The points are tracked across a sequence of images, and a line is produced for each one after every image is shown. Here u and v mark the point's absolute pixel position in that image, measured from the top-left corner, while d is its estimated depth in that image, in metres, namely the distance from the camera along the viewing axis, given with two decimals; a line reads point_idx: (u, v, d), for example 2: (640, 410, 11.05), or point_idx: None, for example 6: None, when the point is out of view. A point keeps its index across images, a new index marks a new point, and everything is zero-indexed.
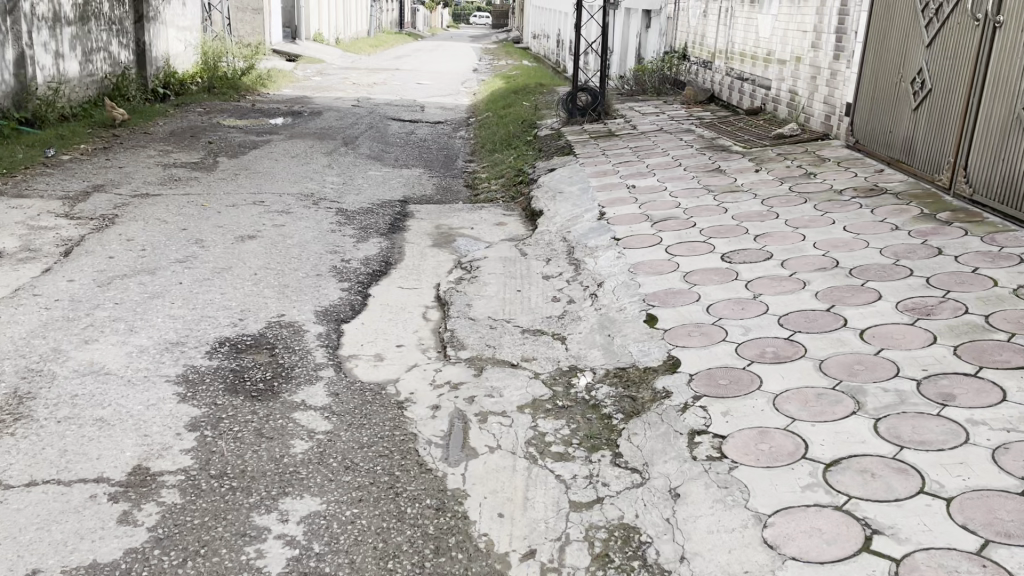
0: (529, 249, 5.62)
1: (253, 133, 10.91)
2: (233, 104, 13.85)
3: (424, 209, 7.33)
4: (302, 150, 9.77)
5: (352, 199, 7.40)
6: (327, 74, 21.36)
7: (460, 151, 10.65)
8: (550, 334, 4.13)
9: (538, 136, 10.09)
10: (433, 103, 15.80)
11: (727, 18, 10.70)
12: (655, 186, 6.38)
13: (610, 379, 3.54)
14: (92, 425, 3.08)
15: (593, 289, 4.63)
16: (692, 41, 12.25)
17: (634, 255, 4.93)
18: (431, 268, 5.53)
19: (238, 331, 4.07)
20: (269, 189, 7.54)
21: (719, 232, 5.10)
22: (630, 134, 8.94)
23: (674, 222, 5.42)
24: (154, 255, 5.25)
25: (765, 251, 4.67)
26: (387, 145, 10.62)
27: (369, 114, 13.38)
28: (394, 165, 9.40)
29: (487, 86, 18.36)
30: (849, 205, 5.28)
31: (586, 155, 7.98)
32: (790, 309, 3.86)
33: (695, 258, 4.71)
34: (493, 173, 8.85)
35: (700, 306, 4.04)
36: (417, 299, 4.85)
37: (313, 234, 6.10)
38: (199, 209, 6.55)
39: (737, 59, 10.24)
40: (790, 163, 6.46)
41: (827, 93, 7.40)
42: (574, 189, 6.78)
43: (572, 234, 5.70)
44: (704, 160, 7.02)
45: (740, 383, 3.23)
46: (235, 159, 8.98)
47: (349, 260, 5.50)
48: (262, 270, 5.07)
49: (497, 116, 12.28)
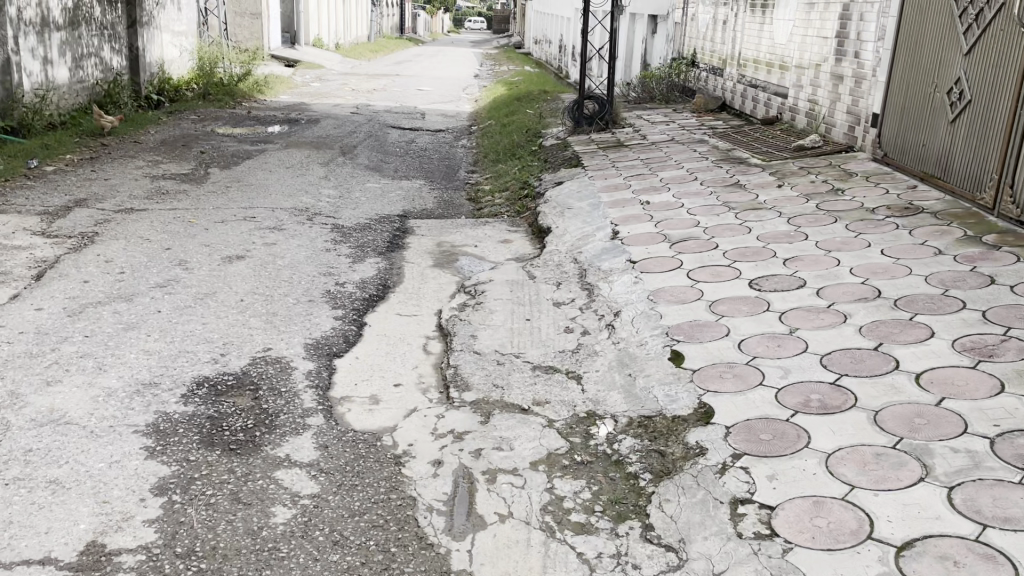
0: (537, 271, 5.23)
1: (247, 142, 10.54)
2: (228, 111, 13.49)
3: (424, 224, 6.94)
4: (299, 160, 9.39)
5: (348, 214, 7.01)
6: (326, 80, 21.02)
7: (462, 161, 10.28)
8: (564, 372, 3.74)
9: (544, 146, 9.72)
10: (434, 110, 15.43)
11: (739, 25, 10.33)
12: (670, 203, 6.00)
13: (633, 429, 3.15)
14: (43, 489, 2.68)
15: (609, 318, 4.24)
16: (702, 48, 11.90)
17: (653, 280, 4.54)
18: (432, 291, 5.15)
19: (219, 369, 3.68)
20: (262, 203, 7.16)
21: (744, 255, 4.71)
22: (640, 144, 8.57)
23: (694, 243, 5.03)
24: (133, 278, 4.87)
25: (797, 278, 4.28)
26: (386, 154, 10.24)
27: (368, 121, 13.00)
28: (393, 176, 9.03)
29: (489, 92, 17.98)
30: (884, 226, 4.90)
31: (595, 167, 7.60)
32: (832, 348, 3.47)
33: (721, 285, 4.33)
34: (498, 185, 8.48)
35: (730, 342, 3.65)
36: (417, 328, 4.46)
37: (306, 254, 5.71)
38: (186, 226, 6.17)
39: (750, 66, 9.86)
40: (814, 178, 6.08)
41: (850, 103, 7.02)
42: (584, 205, 6.39)
43: (584, 255, 5.32)
44: (721, 173, 6.64)
45: (785, 438, 2.84)
46: (227, 170, 8.61)
47: (343, 284, 5.10)
48: (249, 296, 4.68)
49: (501, 125, 11.92)
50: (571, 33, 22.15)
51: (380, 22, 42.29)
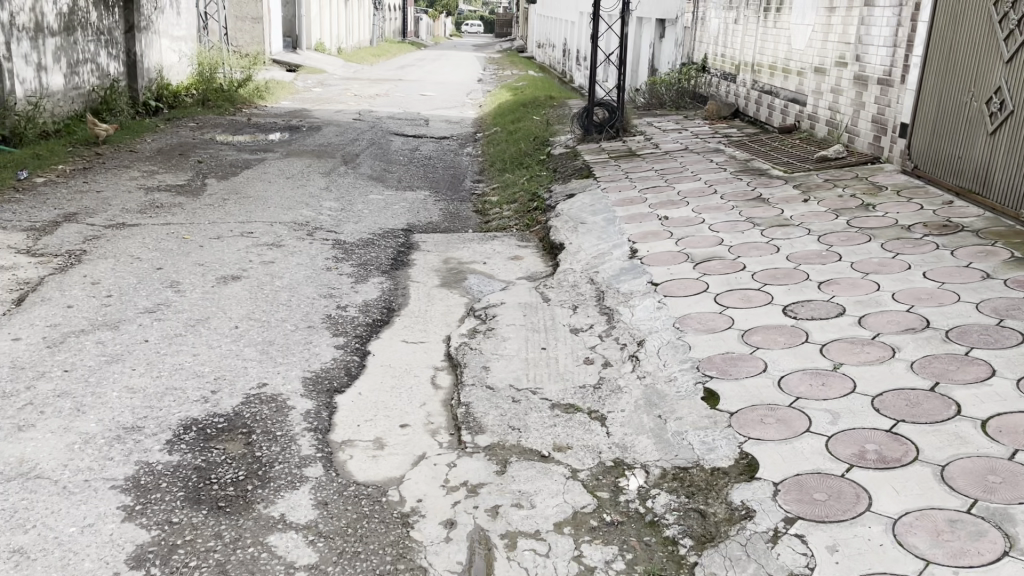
0: (551, 293, 4.92)
1: (246, 151, 10.24)
2: (228, 118, 13.20)
3: (430, 240, 6.63)
4: (299, 170, 9.09)
5: (350, 228, 6.70)
6: (327, 85, 20.73)
7: (468, 170, 9.97)
8: (586, 411, 3.42)
9: (552, 155, 9.41)
10: (438, 116, 15.13)
11: (752, 29, 10.01)
12: (690, 218, 5.68)
13: (667, 482, 2.83)
14: (6, 562, 2.39)
15: (631, 348, 3.92)
16: (713, 53, 11.59)
17: (678, 305, 4.22)
18: (440, 314, 4.84)
19: (209, 409, 3.36)
20: (260, 217, 6.85)
21: (775, 277, 4.40)
22: (653, 154, 8.27)
23: (720, 264, 4.71)
24: (120, 303, 4.56)
25: (835, 304, 3.97)
26: (390, 163, 9.93)
27: (371, 128, 12.71)
28: (397, 186, 8.73)
29: (493, 97, 17.70)
30: (922, 246, 4.58)
31: (608, 178, 7.28)
32: (883, 387, 3.15)
33: (752, 312, 4.01)
34: (505, 196, 8.17)
35: (769, 379, 3.34)
36: (424, 358, 4.14)
37: (306, 273, 5.39)
38: (180, 243, 5.86)
39: (764, 72, 9.55)
40: (841, 191, 5.76)
41: (875, 111, 6.70)
42: (598, 220, 6.08)
43: (601, 275, 5.00)
44: (742, 186, 6.32)
45: (843, 499, 2.52)
46: (225, 181, 8.30)
47: (345, 307, 4.79)
48: (244, 322, 4.37)
49: (507, 132, 11.62)
50: (575, 36, 21.86)
51: (382, 26, 42.05)
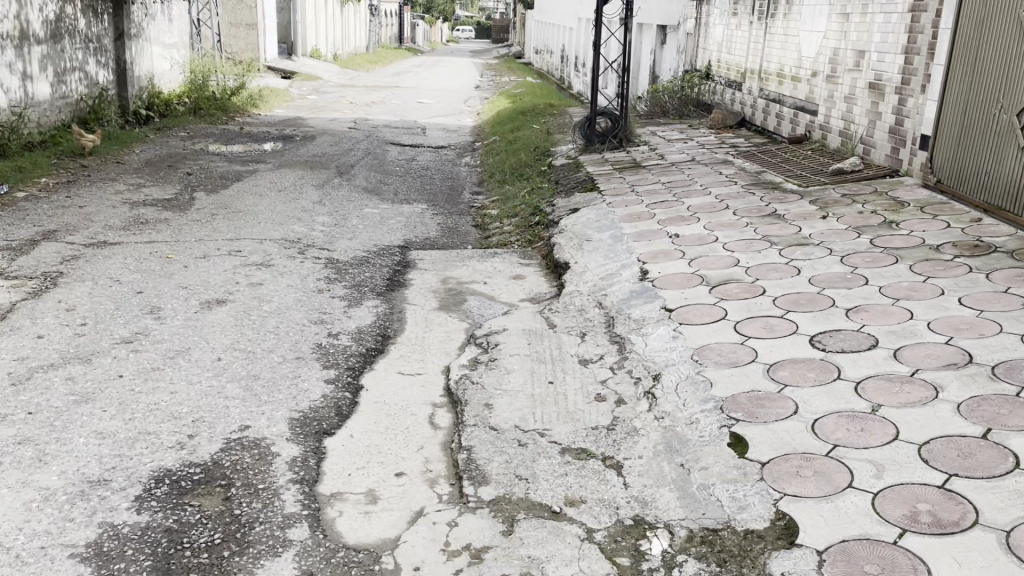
0: (557, 318, 4.61)
1: (237, 162, 9.94)
2: (220, 127, 12.90)
3: (428, 258, 6.32)
4: (292, 183, 8.79)
5: (345, 246, 6.39)
6: (323, 92, 20.45)
7: (467, 182, 9.68)
8: (600, 458, 3.11)
9: (554, 166, 9.12)
10: (435, 124, 14.85)
11: (759, 36, 9.73)
12: (702, 236, 5.39)
13: (695, 546, 2.52)
14: None
15: (647, 383, 3.62)
16: (716, 60, 11.32)
17: (695, 334, 3.93)
18: (439, 342, 4.54)
19: (184, 458, 3.06)
20: (249, 233, 6.54)
21: (798, 303, 4.10)
22: (658, 165, 7.98)
23: (738, 287, 4.41)
24: (95, 332, 4.25)
25: (866, 335, 3.67)
26: (386, 174, 9.64)
27: (366, 138, 12.41)
28: (393, 199, 8.43)
29: (491, 104, 17.44)
30: (954, 268, 4.29)
31: (613, 192, 6.99)
32: (930, 434, 2.85)
33: (777, 343, 3.71)
34: (506, 210, 7.88)
35: (801, 423, 3.03)
36: (423, 393, 3.83)
37: (296, 296, 5.08)
38: (163, 264, 5.55)
39: (772, 80, 9.27)
40: (861, 208, 5.47)
41: (893, 122, 6.42)
42: (604, 237, 5.78)
43: (610, 298, 4.70)
44: (755, 201, 6.02)
45: (899, 572, 2.22)
46: (214, 194, 8.00)
47: (337, 334, 4.47)
48: (228, 353, 4.06)
49: (506, 141, 11.34)
50: (573, 43, 21.55)
51: (379, 32, 41.81)
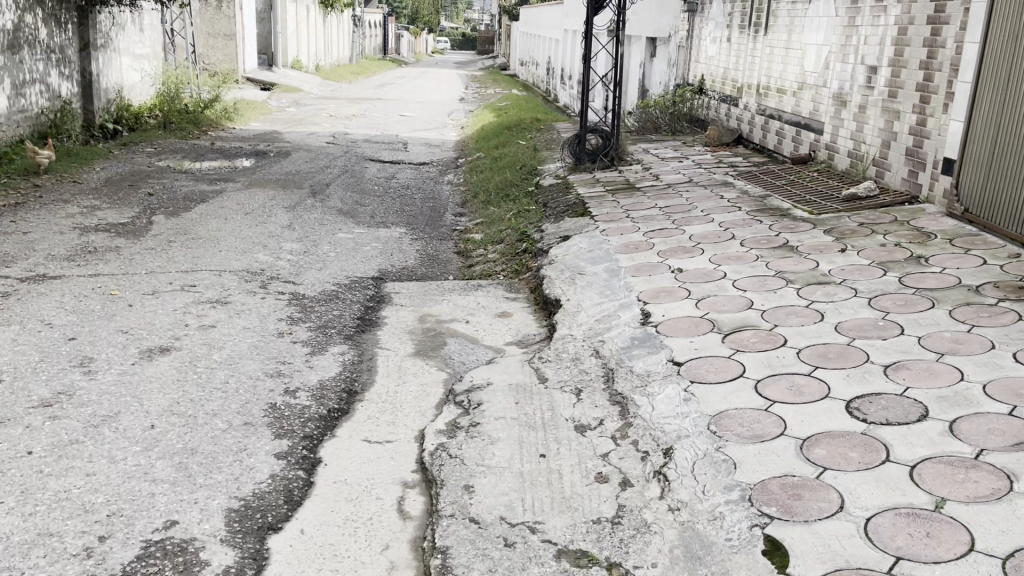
0: (549, 369, 4.05)
1: (204, 180, 9.33)
2: (190, 142, 12.27)
3: (404, 292, 5.74)
4: (260, 204, 8.19)
5: (313, 278, 5.80)
6: (302, 104, 19.84)
7: (449, 202, 9.12)
8: (605, 565, 2.54)
9: (542, 187, 8.57)
10: (417, 139, 14.30)
11: (756, 49, 9.24)
12: (709, 271, 4.85)
13: None
14: None
15: (657, 460, 3.05)
16: (710, 74, 10.86)
17: (711, 396, 3.37)
18: (412, 397, 3.96)
19: (88, 573, 2.46)
20: (207, 263, 5.94)
21: (827, 358, 3.57)
22: (653, 187, 7.46)
23: (755, 336, 3.87)
24: (9, 393, 3.64)
25: (912, 400, 3.13)
26: (362, 194, 9.05)
27: (344, 153, 11.83)
28: (369, 221, 7.85)
29: (476, 118, 16.93)
30: (1001, 315, 3.78)
31: (606, 217, 6.44)
32: (1014, 545, 2.30)
33: (809, 410, 3.16)
34: (490, 234, 7.33)
35: (850, 524, 2.47)
36: (391, 469, 3.24)
37: (252, 341, 4.48)
38: (104, 303, 4.93)
39: (771, 96, 8.78)
40: (883, 240, 4.96)
41: (911, 143, 5.92)
42: (599, 271, 5.23)
43: (608, 345, 4.15)
44: (764, 230, 5.50)
45: None
46: (174, 218, 7.38)
47: (295, 390, 3.87)
48: (163, 419, 3.46)
49: (491, 158, 10.81)
50: (559, 55, 21.08)
51: (362, 44, 41.26)
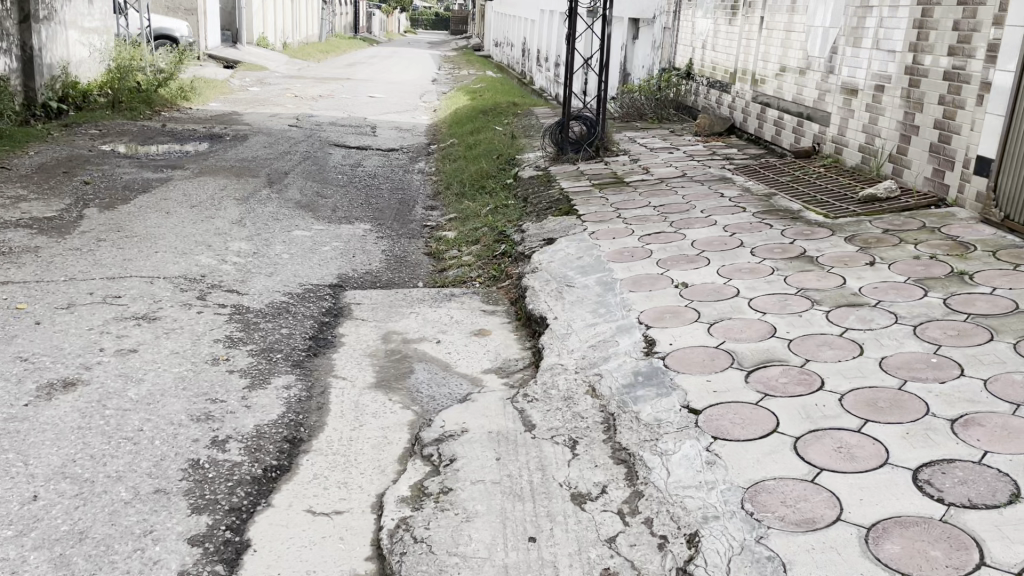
0: (536, 412, 3.37)
1: (150, 167, 8.48)
2: (140, 123, 11.36)
3: (366, 303, 5.02)
4: (209, 195, 7.39)
5: (260, 287, 5.05)
6: (267, 84, 18.86)
7: (419, 194, 8.39)
8: None
9: (520, 179, 7.87)
10: (387, 122, 13.49)
11: (752, 32, 8.57)
12: (719, 287, 4.19)
13: None
14: None
15: (679, 551, 2.38)
16: (699, 58, 10.18)
17: (742, 459, 2.71)
18: (370, 445, 3.26)
19: None
20: (139, 268, 5.17)
21: (878, 408, 2.92)
22: (644, 181, 6.79)
23: (785, 376, 3.21)
24: None
25: (996, 472, 2.51)
26: (324, 184, 8.28)
27: (307, 138, 11.00)
28: (330, 216, 7.10)
29: (449, 101, 16.13)
30: None
31: (594, 218, 5.77)
32: None
33: (867, 484, 2.51)
34: (464, 233, 6.63)
35: None
36: (337, 556, 2.54)
37: (179, 371, 3.75)
38: (6, 320, 4.16)
39: (769, 83, 8.12)
40: (916, 251, 4.34)
41: (936, 139, 5.29)
42: (591, 284, 4.55)
43: (606, 381, 3.47)
44: (776, 236, 4.85)
45: None
46: (109, 211, 6.57)
47: (223, 439, 3.15)
48: (50, 487, 2.74)
49: (465, 145, 10.07)
50: (535, 36, 20.28)
51: (332, 22, 40.00)
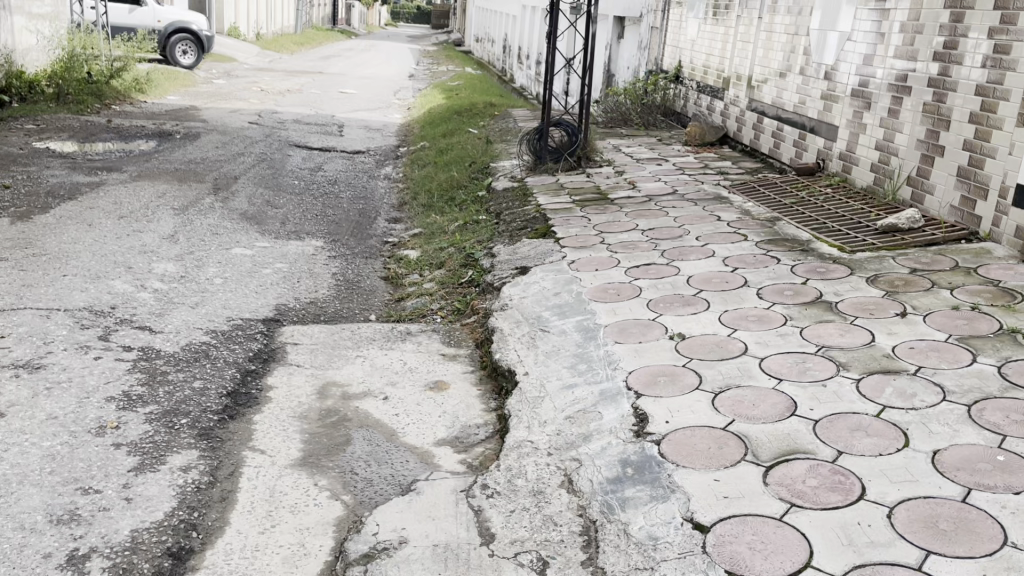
0: (495, 514, 2.64)
1: (84, 168, 7.65)
2: (84, 118, 10.47)
3: (304, 345, 4.27)
4: (144, 204, 6.58)
5: (178, 322, 4.27)
6: (233, 76, 17.95)
7: (382, 204, 7.63)
8: None
9: (493, 191, 7.14)
10: (356, 121, 12.70)
11: (747, 34, 7.89)
12: (722, 341, 3.49)
13: None
14: None
15: None
16: (690, 61, 9.50)
17: None
18: (280, 560, 2.51)
19: None
20: (36, 298, 4.39)
21: (941, 532, 2.22)
22: (631, 199, 6.09)
23: (814, 476, 2.50)
24: None
25: None
26: (277, 191, 7.50)
27: (265, 137, 10.18)
28: (278, 230, 6.33)
29: (424, 99, 15.37)
30: None
31: (573, 243, 5.06)
32: None
33: None
34: (428, 253, 5.90)
35: None
36: None
37: (49, 446, 2.98)
38: None
39: (766, 91, 7.46)
40: (953, 300, 3.67)
41: (966, 162, 4.64)
42: (569, 330, 3.83)
43: (586, 470, 2.75)
44: (785, 274, 4.16)
45: None
46: (22, 223, 5.76)
47: (82, 556, 2.42)
48: None
49: (435, 149, 9.33)
50: (517, 32, 19.53)
51: (309, 12, 38.96)
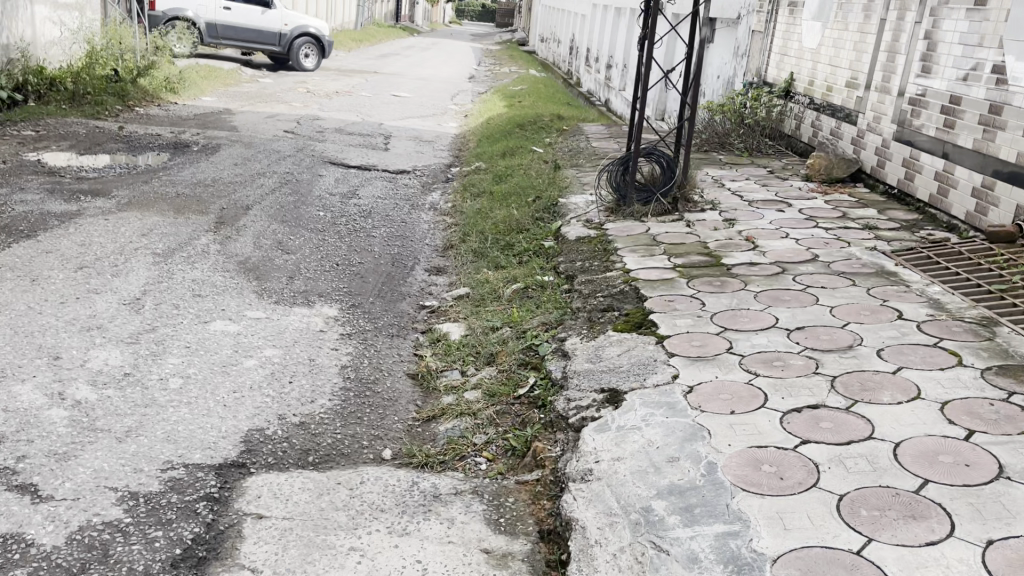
0: None
1: (62, 191, 6.29)
2: (95, 123, 9.20)
3: (271, 521, 2.71)
4: (118, 246, 5.16)
5: (83, 476, 2.79)
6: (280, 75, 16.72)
7: (423, 246, 6.07)
8: None
9: (563, 241, 5.53)
10: (406, 131, 11.24)
11: (895, 42, 6.13)
12: None
13: None
14: None
15: None
16: (806, 71, 7.74)
17: None
18: None
19: None
20: None
21: None
22: (756, 267, 4.43)
23: None
24: None
25: None
26: (294, 228, 6.03)
27: (295, 151, 8.78)
28: (282, 288, 4.83)
29: (484, 105, 13.87)
30: None
31: (686, 350, 3.43)
32: None
33: None
34: (475, 334, 4.31)
35: None
36: None
37: None
38: None
39: (924, 116, 5.68)
40: None
41: None
42: (707, 558, 2.19)
43: None
44: None
45: None
46: None
47: None
48: None
49: (493, 172, 7.78)
50: (585, 33, 17.96)
51: (372, 7, 37.90)
